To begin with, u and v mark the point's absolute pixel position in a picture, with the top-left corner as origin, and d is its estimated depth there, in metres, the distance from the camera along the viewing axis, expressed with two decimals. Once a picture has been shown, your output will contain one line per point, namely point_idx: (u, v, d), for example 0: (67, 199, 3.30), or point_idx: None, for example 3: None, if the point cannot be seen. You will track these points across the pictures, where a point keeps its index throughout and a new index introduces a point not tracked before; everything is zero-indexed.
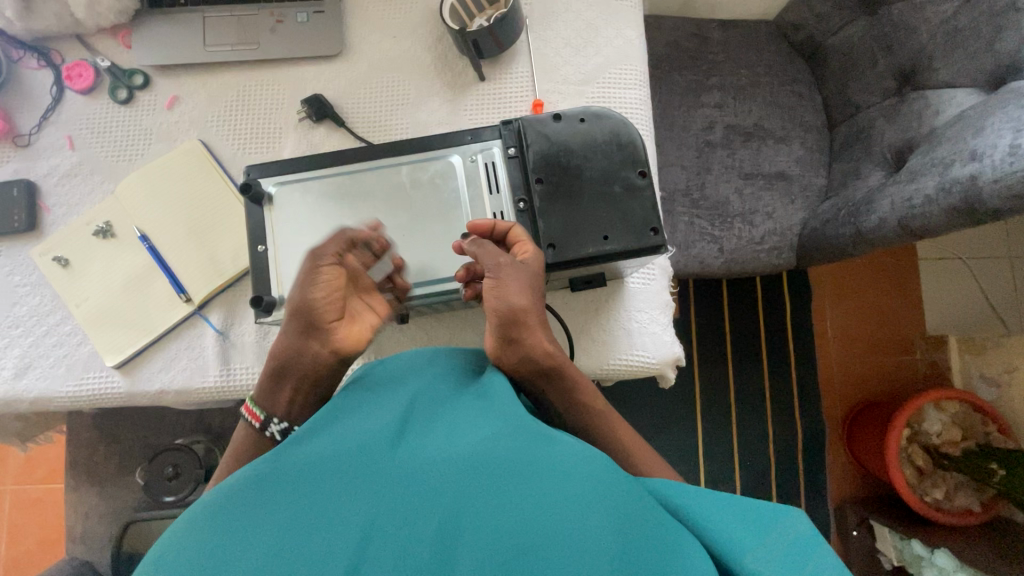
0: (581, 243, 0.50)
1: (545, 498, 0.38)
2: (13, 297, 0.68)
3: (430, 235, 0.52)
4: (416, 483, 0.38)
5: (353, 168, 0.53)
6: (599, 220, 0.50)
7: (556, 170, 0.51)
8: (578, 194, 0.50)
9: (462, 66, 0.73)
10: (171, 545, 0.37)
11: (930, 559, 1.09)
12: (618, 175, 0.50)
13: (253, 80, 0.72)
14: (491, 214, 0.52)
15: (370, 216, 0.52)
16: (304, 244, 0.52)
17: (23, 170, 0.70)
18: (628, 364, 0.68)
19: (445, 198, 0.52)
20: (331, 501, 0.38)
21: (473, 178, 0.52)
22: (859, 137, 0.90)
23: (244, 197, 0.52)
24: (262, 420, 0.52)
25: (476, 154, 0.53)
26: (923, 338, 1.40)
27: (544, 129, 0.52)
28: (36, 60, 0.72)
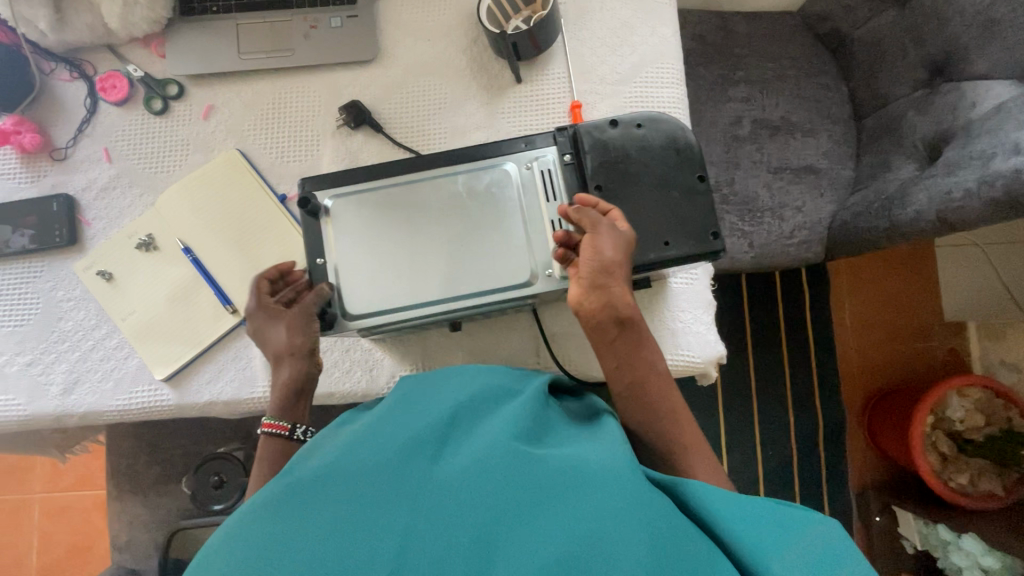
0: (638, 250, 0.50)
1: (579, 509, 0.38)
2: (57, 312, 0.68)
3: (488, 243, 0.52)
4: (451, 493, 0.39)
5: (407, 176, 0.53)
6: (659, 225, 0.50)
7: (615, 176, 0.51)
8: (637, 200, 0.50)
9: (499, 68, 0.73)
10: (226, 544, 0.39)
11: (956, 543, 1.12)
12: (677, 179, 0.50)
13: (288, 88, 0.72)
14: (549, 220, 0.52)
15: (426, 227, 0.52)
16: (361, 256, 0.52)
17: (61, 184, 0.69)
18: (672, 364, 0.68)
19: (502, 206, 0.52)
20: (370, 503, 0.39)
21: (529, 186, 0.52)
22: (889, 129, 0.90)
23: (302, 211, 0.52)
24: (290, 426, 0.59)
25: (529, 162, 0.53)
26: (941, 325, 1.41)
27: (601, 134, 0.51)
28: (67, 72, 0.71)
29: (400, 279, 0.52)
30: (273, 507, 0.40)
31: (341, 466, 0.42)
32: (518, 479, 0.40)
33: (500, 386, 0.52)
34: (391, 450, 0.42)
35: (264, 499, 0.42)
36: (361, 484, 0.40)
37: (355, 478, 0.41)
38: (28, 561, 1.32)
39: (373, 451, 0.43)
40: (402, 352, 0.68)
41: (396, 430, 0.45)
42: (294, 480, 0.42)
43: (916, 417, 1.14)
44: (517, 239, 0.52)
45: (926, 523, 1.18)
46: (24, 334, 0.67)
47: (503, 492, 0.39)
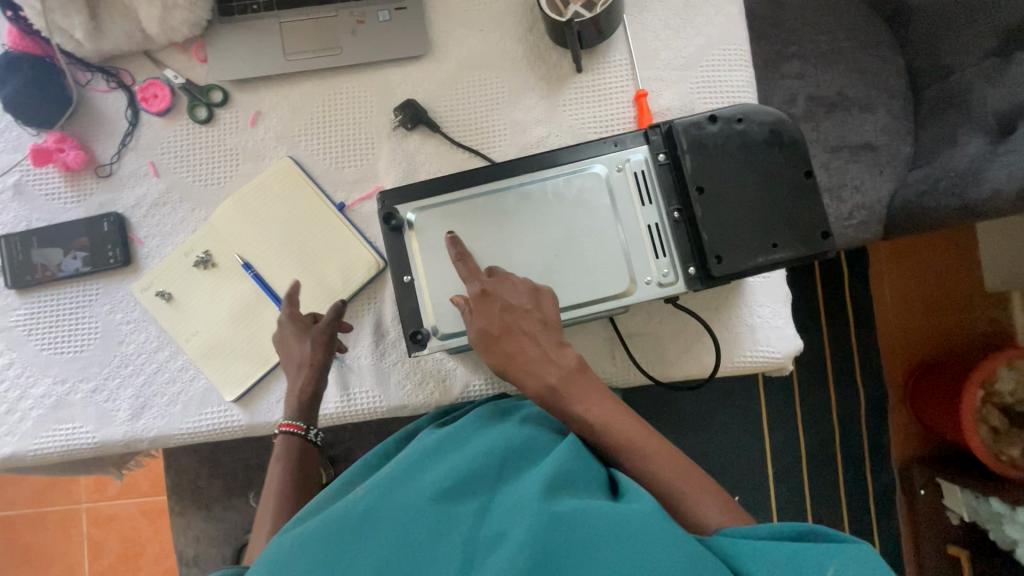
0: (744, 254, 0.47)
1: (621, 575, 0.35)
2: (117, 335, 0.66)
3: (583, 251, 0.49)
4: (495, 548, 0.37)
5: (493, 184, 0.50)
6: (767, 227, 0.47)
7: (716, 175, 0.48)
8: (741, 200, 0.48)
9: (557, 57, 0.69)
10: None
11: (1011, 516, 1.11)
12: (784, 176, 0.48)
13: (338, 89, 0.68)
14: (645, 225, 0.50)
15: (517, 237, 0.50)
16: (450, 271, 0.50)
17: (109, 203, 0.67)
18: (752, 360, 0.66)
19: (595, 212, 0.50)
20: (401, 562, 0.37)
21: (623, 189, 0.50)
22: (953, 101, 0.86)
23: (385, 227, 0.51)
24: (306, 426, 0.60)
25: (622, 164, 0.50)
26: (982, 296, 1.39)
27: (699, 131, 0.48)
28: (105, 82, 0.67)
29: (495, 292, 0.49)
30: (310, 546, 0.39)
31: (383, 506, 0.41)
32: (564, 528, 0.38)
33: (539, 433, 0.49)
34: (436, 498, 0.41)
35: (306, 534, 0.41)
36: (402, 530, 0.39)
37: (397, 521, 0.39)
38: (81, 569, 1.34)
39: (416, 495, 0.41)
40: (476, 361, 0.66)
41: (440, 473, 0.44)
42: (337, 515, 0.41)
43: (968, 393, 1.13)
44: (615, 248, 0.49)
45: (976, 497, 1.18)
46: (85, 360, 0.65)
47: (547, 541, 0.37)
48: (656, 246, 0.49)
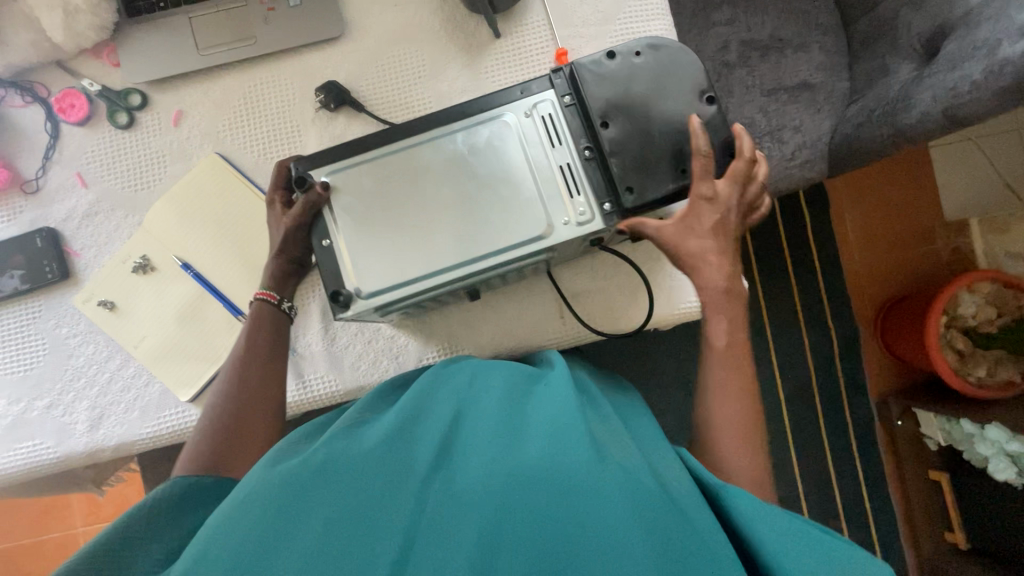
0: (656, 179, 0.49)
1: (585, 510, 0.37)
2: (66, 349, 0.66)
3: (497, 199, 0.49)
4: (459, 504, 0.38)
5: (399, 145, 0.51)
6: (674, 153, 0.49)
7: (620, 109, 0.50)
8: (647, 130, 0.49)
9: (475, 24, 0.68)
10: (219, 533, 0.37)
11: (982, 434, 1.12)
12: (688, 104, 0.49)
13: (258, 79, 0.67)
14: (557, 166, 0.50)
15: (430, 192, 0.50)
16: (367, 230, 0.50)
17: (40, 218, 0.66)
18: (698, 304, 0.67)
19: (506, 159, 0.50)
20: (375, 500, 0.38)
21: (532, 134, 0.50)
22: (882, 31, 0.86)
23: (297, 191, 0.51)
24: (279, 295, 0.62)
25: (524, 112, 0.50)
26: (943, 226, 1.40)
27: (599, 68, 0.50)
28: (20, 97, 0.66)
29: (413, 248, 0.49)
30: (281, 485, 0.39)
31: (340, 463, 0.40)
32: (528, 485, 0.38)
33: (516, 389, 0.51)
34: (396, 460, 0.41)
35: (257, 487, 0.40)
36: (359, 489, 0.39)
37: (356, 479, 0.39)
38: None
39: (378, 454, 0.41)
40: (426, 335, 0.67)
41: (401, 435, 0.44)
42: (301, 463, 0.41)
43: (930, 321, 1.15)
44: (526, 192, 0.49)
45: (949, 420, 1.20)
46: (37, 377, 0.65)
47: (509, 500, 0.37)
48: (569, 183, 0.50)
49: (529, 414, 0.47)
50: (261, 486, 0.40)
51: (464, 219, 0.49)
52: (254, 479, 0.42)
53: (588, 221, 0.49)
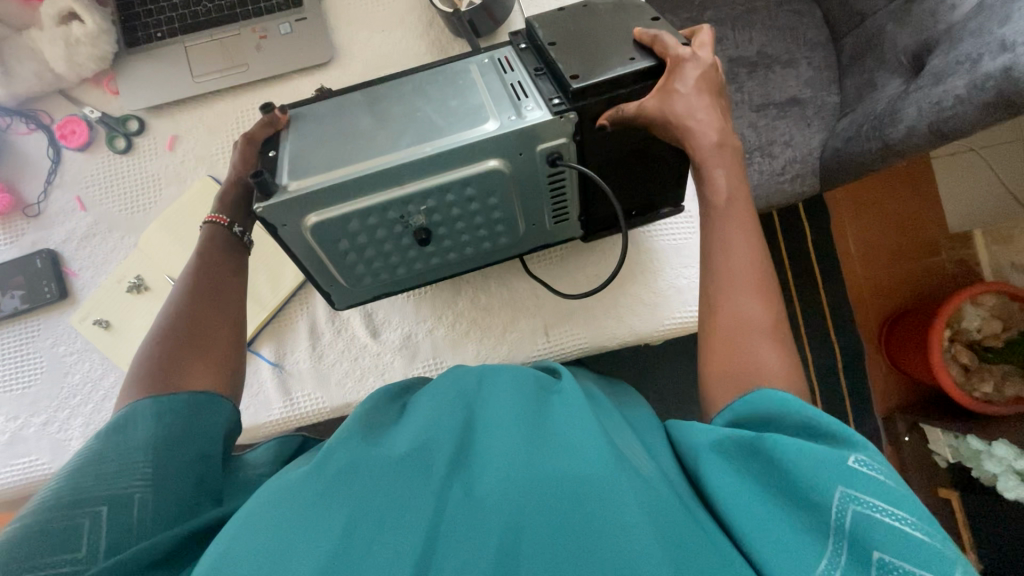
0: (608, 68, 0.48)
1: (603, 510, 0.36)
2: (63, 367, 0.67)
3: (448, 107, 0.50)
4: (477, 504, 0.37)
5: (365, 86, 0.54)
6: (621, 47, 0.50)
7: (568, 31, 0.52)
8: (595, 38, 0.51)
9: (459, 48, 0.70)
10: (235, 541, 0.37)
11: (989, 451, 1.10)
12: (632, 20, 0.52)
13: (250, 104, 0.70)
14: (508, 84, 0.51)
15: (385, 110, 0.51)
16: (316, 140, 0.50)
17: (41, 240, 0.69)
18: (682, 321, 0.67)
19: (460, 85, 0.52)
20: (392, 503, 0.38)
21: (488, 70, 0.53)
22: (869, 46, 0.87)
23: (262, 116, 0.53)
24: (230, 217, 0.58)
25: (484, 57, 0.54)
26: (947, 238, 1.39)
27: (548, 15, 0.54)
28: (24, 124, 0.70)
29: (355, 150, 0.48)
30: (299, 493, 0.39)
31: (358, 470, 0.40)
32: (550, 488, 0.37)
33: (531, 386, 0.50)
34: (412, 468, 0.40)
35: (274, 495, 0.40)
36: (374, 496, 0.38)
37: (373, 484, 0.39)
38: None
39: (394, 458, 0.41)
40: (412, 352, 0.68)
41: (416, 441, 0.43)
42: (319, 470, 0.41)
43: (933, 335, 1.13)
44: (475, 102, 0.50)
45: (956, 436, 1.17)
46: (34, 395, 0.67)
47: (529, 502, 0.37)
48: (519, 91, 0.50)
49: (547, 414, 0.46)
50: (277, 495, 0.40)
51: (411, 128, 0.49)
52: (270, 487, 0.42)
53: (535, 113, 0.47)
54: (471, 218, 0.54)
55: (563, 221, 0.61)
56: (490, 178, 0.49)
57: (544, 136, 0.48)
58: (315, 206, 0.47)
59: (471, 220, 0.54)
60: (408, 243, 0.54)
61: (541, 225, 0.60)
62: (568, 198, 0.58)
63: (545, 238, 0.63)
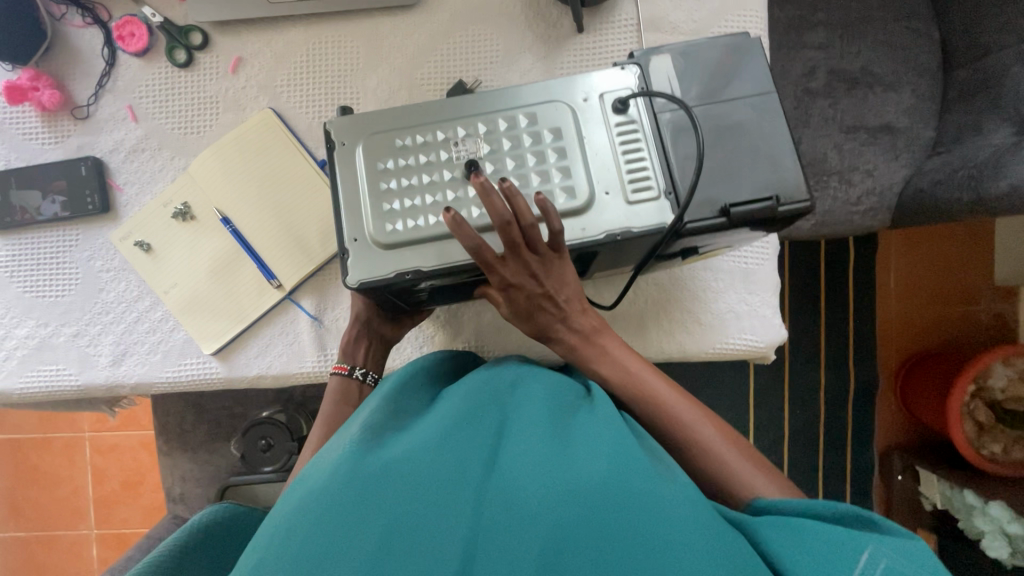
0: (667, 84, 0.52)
1: (643, 530, 0.37)
2: (98, 283, 0.66)
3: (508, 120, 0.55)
4: (517, 518, 0.38)
5: None
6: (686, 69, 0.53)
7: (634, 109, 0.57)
8: None
9: (558, 14, 0.64)
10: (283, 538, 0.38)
11: (983, 509, 1.10)
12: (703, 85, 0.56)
13: (324, 38, 0.64)
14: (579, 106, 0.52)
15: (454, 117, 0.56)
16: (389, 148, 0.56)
17: (86, 146, 0.65)
18: (733, 347, 0.65)
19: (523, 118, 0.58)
20: (432, 507, 0.39)
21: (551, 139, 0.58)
22: (985, 85, 0.80)
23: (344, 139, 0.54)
24: (350, 366, 0.62)
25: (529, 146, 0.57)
26: (990, 289, 1.35)
27: None
28: (80, 17, 0.64)
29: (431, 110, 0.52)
30: (339, 492, 0.39)
31: (394, 476, 0.40)
32: (590, 501, 0.38)
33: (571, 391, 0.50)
34: (448, 468, 0.41)
35: (314, 492, 0.41)
36: (418, 499, 0.39)
37: (414, 484, 0.40)
38: (84, 493, 1.40)
39: (431, 461, 0.41)
40: (455, 330, 0.66)
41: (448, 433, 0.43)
42: (357, 467, 0.41)
43: (958, 387, 1.12)
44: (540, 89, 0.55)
45: (952, 487, 1.16)
46: (66, 305, 0.66)
47: (572, 515, 0.38)
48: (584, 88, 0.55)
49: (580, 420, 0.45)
50: (320, 490, 0.40)
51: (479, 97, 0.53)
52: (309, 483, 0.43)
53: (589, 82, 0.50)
54: (525, 163, 0.49)
55: (643, 194, 0.48)
56: (554, 120, 0.49)
57: (603, 81, 0.50)
58: (378, 124, 0.50)
59: (529, 167, 0.49)
60: (456, 178, 0.48)
61: (617, 198, 0.48)
62: (643, 165, 0.48)
63: (624, 224, 0.48)
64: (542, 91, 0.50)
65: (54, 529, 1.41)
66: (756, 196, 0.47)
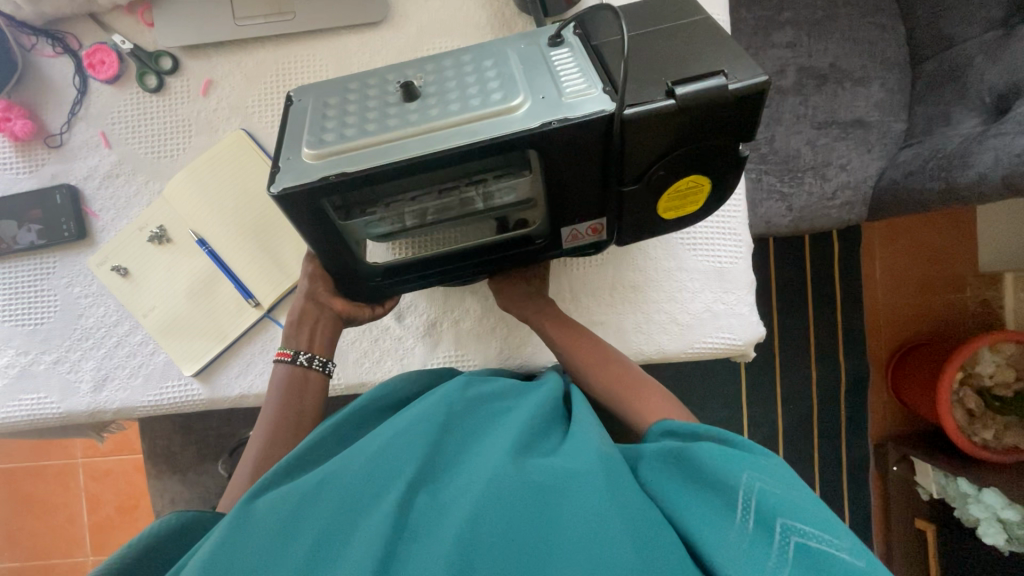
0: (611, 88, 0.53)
1: (556, 518, 0.40)
2: (76, 309, 0.66)
3: None
4: (441, 516, 0.41)
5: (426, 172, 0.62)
6: None
7: None
8: None
9: (522, 24, 0.65)
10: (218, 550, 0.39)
11: (977, 496, 1.10)
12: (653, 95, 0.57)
13: (293, 57, 0.65)
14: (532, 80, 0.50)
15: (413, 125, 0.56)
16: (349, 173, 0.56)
17: (61, 174, 0.65)
18: (711, 346, 0.65)
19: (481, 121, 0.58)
20: (362, 511, 0.41)
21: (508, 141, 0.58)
22: (952, 76, 0.81)
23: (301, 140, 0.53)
24: (293, 352, 0.60)
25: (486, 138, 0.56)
26: (975, 276, 1.36)
27: None
28: (51, 46, 0.65)
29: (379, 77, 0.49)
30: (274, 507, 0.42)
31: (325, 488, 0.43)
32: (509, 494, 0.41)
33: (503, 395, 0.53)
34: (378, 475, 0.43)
35: (249, 508, 0.42)
36: (348, 505, 0.41)
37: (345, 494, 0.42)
38: (80, 520, 1.39)
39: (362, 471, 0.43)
40: (433, 341, 0.66)
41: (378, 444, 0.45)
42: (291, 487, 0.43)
43: (945, 376, 1.12)
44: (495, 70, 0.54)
45: (946, 475, 1.17)
46: (46, 333, 0.66)
47: (491, 507, 0.40)
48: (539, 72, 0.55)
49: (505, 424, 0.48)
50: (256, 506, 0.42)
51: None
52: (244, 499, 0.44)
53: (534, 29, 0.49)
54: (464, 80, 0.44)
55: (584, 91, 0.41)
56: (495, 54, 0.46)
57: (545, 30, 0.48)
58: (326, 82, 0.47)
59: (468, 85, 0.43)
60: (390, 101, 0.43)
61: (555, 97, 0.41)
62: (585, 70, 0.43)
63: (564, 111, 0.40)
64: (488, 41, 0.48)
65: (50, 558, 1.40)
66: (704, 74, 0.41)
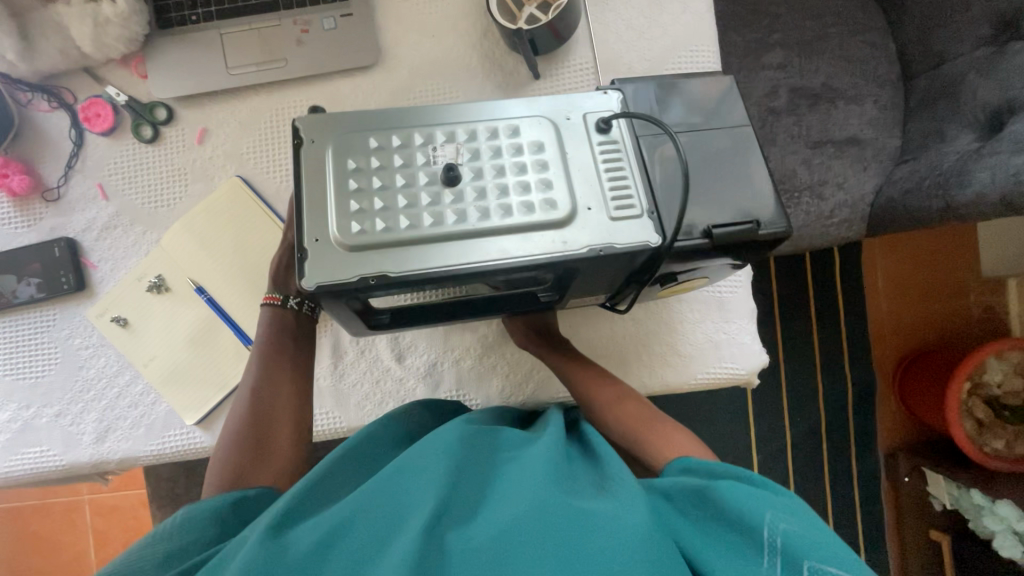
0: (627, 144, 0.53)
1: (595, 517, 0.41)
2: (77, 361, 0.66)
3: None
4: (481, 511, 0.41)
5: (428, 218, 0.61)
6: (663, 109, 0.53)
7: None
8: None
9: (514, 63, 0.65)
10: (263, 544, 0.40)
11: (991, 509, 1.10)
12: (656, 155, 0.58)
13: (286, 103, 0.66)
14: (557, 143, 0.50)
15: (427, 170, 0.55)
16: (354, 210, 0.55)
17: (59, 227, 0.66)
18: (715, 376, 0.65)
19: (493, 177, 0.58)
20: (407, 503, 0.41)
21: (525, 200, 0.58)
22: (944, 92, 0.81)
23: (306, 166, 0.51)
24: (283, 296, 0.62)
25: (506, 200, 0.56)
26: (979, 282, 1.35)
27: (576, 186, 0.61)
28: (47, 102, 0.66)
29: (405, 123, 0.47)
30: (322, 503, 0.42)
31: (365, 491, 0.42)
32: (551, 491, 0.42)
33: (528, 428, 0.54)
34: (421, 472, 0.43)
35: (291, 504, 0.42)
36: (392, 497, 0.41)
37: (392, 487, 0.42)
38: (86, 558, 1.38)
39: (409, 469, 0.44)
40: (435, 381, 0.66)
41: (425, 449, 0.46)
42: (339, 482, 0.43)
43: (953, 385, 1.11)
44: None
45: (958, 488, 1.17)
46: (47, 386, 0.66)
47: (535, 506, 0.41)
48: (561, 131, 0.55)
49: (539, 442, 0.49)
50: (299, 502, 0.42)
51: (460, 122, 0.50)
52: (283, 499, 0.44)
53: (582, 96, 0.47)
54: (503, 171, 0.44)
55: (625, 210, 0.43)
56: (538, 133, 0.45)
57: (590, 102, 0.47)
58: (353, 126, 0.45)
59: (507, 177, 0.44)
60: (426, 182, 0.43)
61: (598, 213, 0.43)
62: (631, 176, 0.45)
63: (606, 237, 0.43)
64: (522, 103, 0.47)
65: None
66: (740, 219, 0.46)
